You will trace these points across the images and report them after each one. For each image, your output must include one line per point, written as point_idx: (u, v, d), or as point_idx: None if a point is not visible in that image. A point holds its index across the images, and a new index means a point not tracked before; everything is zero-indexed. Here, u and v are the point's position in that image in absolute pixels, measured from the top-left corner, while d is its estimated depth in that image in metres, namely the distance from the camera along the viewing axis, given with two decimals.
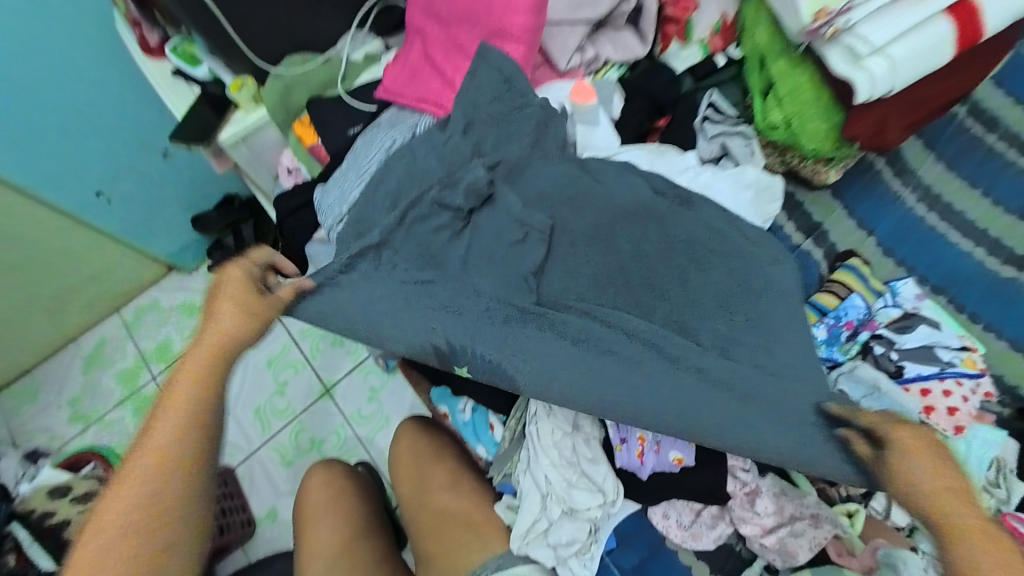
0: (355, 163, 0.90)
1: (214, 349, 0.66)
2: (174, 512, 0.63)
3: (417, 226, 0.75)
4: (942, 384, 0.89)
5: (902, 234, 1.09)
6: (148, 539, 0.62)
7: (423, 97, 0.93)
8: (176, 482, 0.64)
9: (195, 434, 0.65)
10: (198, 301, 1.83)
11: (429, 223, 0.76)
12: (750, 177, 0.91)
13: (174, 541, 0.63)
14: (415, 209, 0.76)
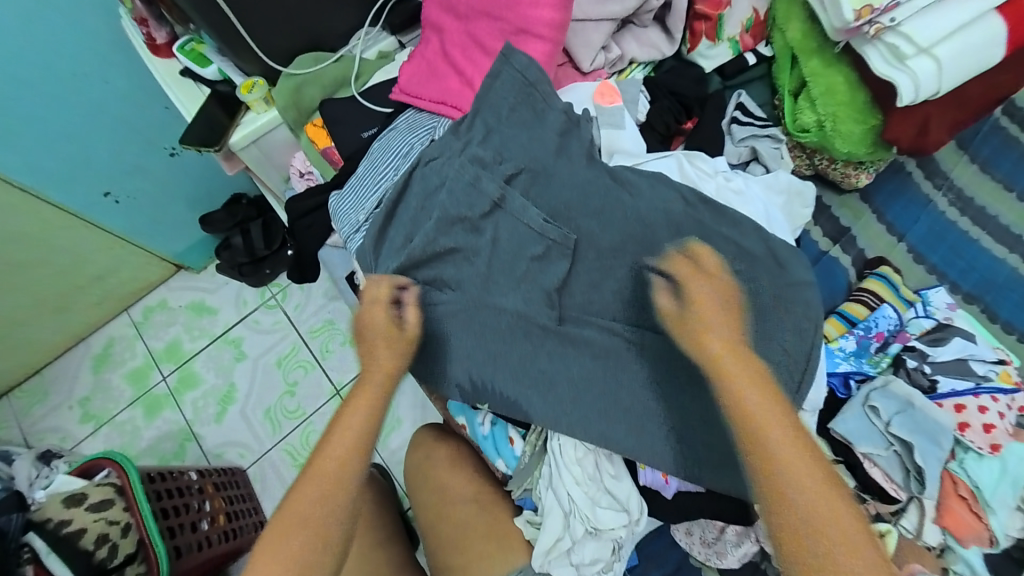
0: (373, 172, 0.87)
1: (382, 357, 0.72)
2: (343, 515, 0.65)
3: (454, 239, 0.79)
4: (978, 401, 0.85)
5: (933, 239, 1.04)
6: (312, 537, 0.63)
7: (440, 98, 0.89)
8: (348, 487, 0.66)
9: (361, 439, 0.68)
10: (206, 301, 1.81)
11: (458, 239, 0.79)
12: (783, 182, 0.87)
13: (324, 546, 0.63)
14: (446, 228, 0.78)
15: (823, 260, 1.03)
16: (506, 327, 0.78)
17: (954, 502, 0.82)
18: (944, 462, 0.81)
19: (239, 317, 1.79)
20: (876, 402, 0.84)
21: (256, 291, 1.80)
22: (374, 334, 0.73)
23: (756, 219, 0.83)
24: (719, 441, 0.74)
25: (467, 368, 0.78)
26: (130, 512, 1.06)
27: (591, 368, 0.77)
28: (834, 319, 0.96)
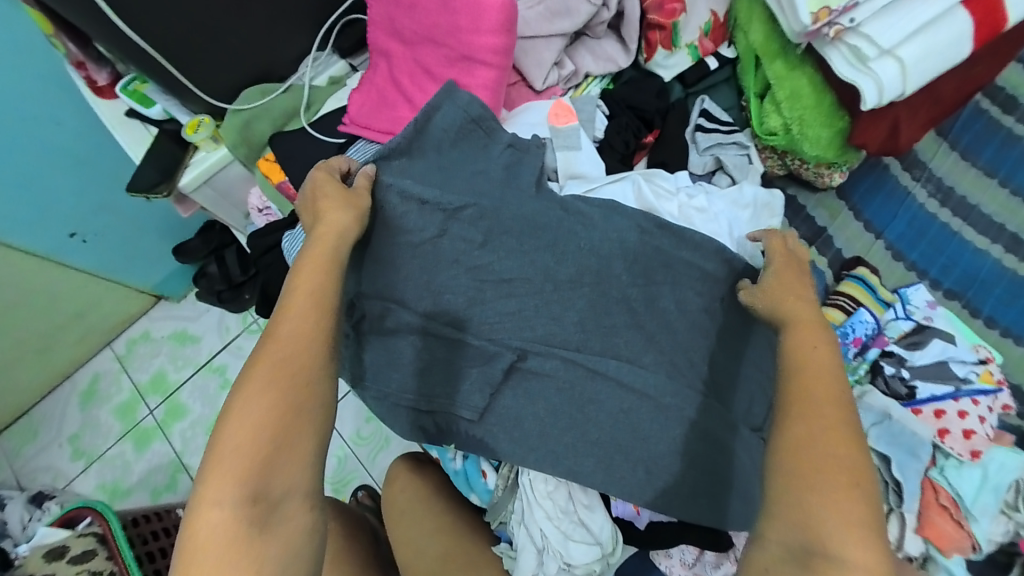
0: None
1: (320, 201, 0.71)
2: (312, 345, 0.62)
3: (413, 271, 0.76)
4: (957, 406, 0.82)
5: (914, 234, 1.00)
6: (283, 366, 0.60)
7: (391, 128, 0.86)
8: (310, 318, 0.63)
9: (316, 274, 0.66)
10: (188, 329, 1.80)
11: (414, 271, 0.76)
12: (749, 196, 0.83)
13: (297, 372, 0.60)
14: (403, 260, 0.76)
15: None
16: (465, 364, 0.76)
17: (934, 513, 0.79)
18: (924, 472, 0.80)
19: (222, 344, 1.77)
20: None
21: (238, 317, 1.79)
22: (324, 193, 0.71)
23: (719, 237, 0.80)
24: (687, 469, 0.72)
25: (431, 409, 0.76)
26: (113, 561, 1.06)
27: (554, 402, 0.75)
28: None
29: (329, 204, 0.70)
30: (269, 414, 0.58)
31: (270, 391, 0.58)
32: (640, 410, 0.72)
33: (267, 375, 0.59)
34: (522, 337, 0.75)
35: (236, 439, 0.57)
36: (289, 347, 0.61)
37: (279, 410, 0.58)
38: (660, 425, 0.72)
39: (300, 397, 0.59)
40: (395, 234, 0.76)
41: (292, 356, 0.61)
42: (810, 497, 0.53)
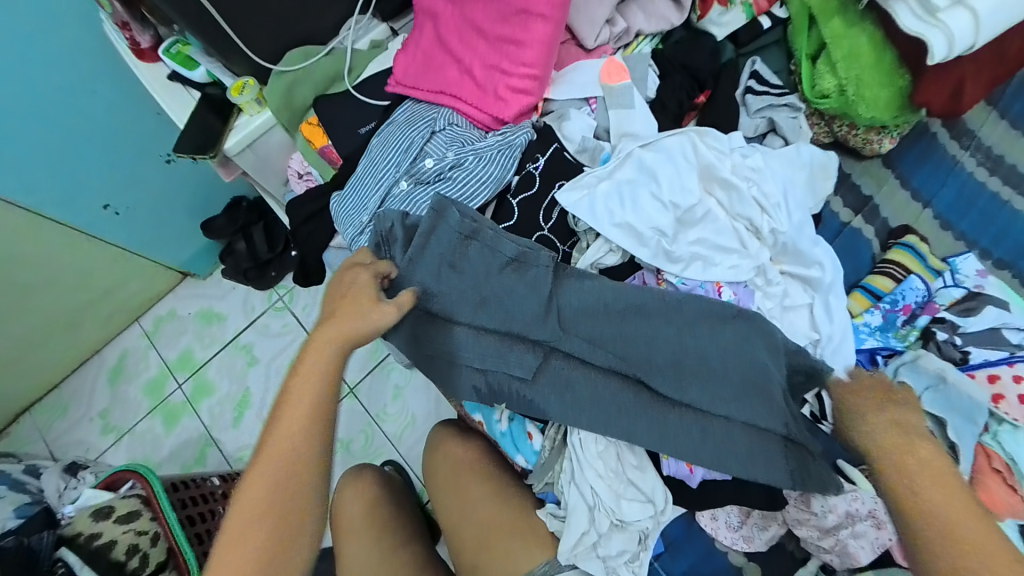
0: (362, 175, 0.82)
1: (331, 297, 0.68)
2: (305, 448, 0.64)
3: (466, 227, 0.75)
4: (1013, 371, 0.82)
5: (963, 203, 0.98)
6: (288, 458, 0.63)
7: (439, 88, 0.85)
8: (299, 414, 0.64)
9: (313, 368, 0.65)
10: (215, 308, 1.81)
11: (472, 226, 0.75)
12: (806, 156, 0.84)
13: (293, 473, 0.63)
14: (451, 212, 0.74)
15: (846, 232, 0.99)
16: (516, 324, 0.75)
17: (987, 477, 0.79)
18: (979, 436, 0.79)
19: (248, 322, 1.78)
20: (904, 378, 0.81)
21: (263, 296, 1.78)
22: (340, 293, 0.68)
23: (776, 196, 0.80)
24: (744, 430, 0.72)
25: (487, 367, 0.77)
26: (157, 522, 1.08)
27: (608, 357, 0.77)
28: (859, 293, 0.93)
29: (331, 304, 0.68)
30: (270, 506, 0.62)
31: (263, 491, 0.62)
32: (694, 372, 0.73)
33: (273, 463, 0.63)
34: (575, 299, 0.74)
35: (241, 523, 0.61)
36: (299, 424, 0.64)
37: (272, 503, 0.62)
38: (717, 390, 0.73)
39: (287, 503, 0.62)
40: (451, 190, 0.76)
41: (292, 455, 0.63)
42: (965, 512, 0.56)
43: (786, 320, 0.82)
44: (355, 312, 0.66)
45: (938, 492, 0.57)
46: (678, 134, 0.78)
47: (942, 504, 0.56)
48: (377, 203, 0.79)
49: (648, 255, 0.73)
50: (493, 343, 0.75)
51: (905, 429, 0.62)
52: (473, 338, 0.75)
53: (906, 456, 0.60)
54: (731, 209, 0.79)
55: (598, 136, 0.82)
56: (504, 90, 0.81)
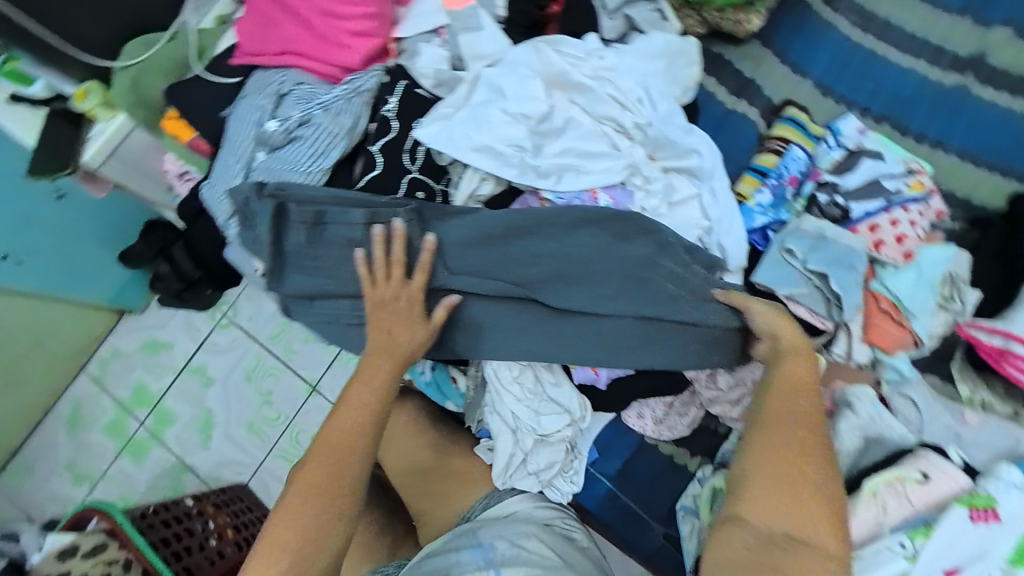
0: (219, 157, 0.80)
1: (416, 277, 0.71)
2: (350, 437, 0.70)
3: (326, 182, 0.74)
4: (889, 217, 0.86)
5: (838, 66, 1.02)
6: (334, 449, 0.69)
7: (281, 48, 0.82)
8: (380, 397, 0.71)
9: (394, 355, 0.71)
10: (158, 337, 1.77)
11: (345, 180, 0.75)
12: (660, 44, 0.83)
13: (333, 461, 0.69)
14: (309, 171, 0.73)
15: (730, 118, 1.00)
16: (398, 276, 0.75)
17: (878, 318, 0.84)
18: (864, 283, 0.83)
19: (195, 345, 1.75)
20: (790, 244, 0.84)
21: (206, 314, 1.76)
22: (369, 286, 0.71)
23: (636, 90, 0.79)
24: (639, 324, 0.74)
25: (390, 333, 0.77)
26: (126, 549, 1.08)
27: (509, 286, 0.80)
28: (748, 175, 0.94)
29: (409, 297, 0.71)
30: (315, 499, 0.67)
31: (315, 472, 0.68)
32: (583, 278, 0.75)
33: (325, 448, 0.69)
34: (457, 234, 0.74)
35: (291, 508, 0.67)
36: (338, 417, 0.71)
37: (325, 479, 0.68)
38: (608, 289, 0.75)
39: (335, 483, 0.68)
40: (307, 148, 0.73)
41: (344, 437, 0.69)
42: (803, 481, 0.61)
43: (675, 215, 0.86)
44: (397, 321, 0.71)
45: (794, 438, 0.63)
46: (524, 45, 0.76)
47: (779, 438, 0.63)
48: (236, 178, 0.77)
49: (515, 174, 0.73)
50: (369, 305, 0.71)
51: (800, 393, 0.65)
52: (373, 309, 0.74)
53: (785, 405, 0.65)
54: (593, 113, 0.79)
55: (453, 66, 0.80)
56: (348, 34, 0.78)
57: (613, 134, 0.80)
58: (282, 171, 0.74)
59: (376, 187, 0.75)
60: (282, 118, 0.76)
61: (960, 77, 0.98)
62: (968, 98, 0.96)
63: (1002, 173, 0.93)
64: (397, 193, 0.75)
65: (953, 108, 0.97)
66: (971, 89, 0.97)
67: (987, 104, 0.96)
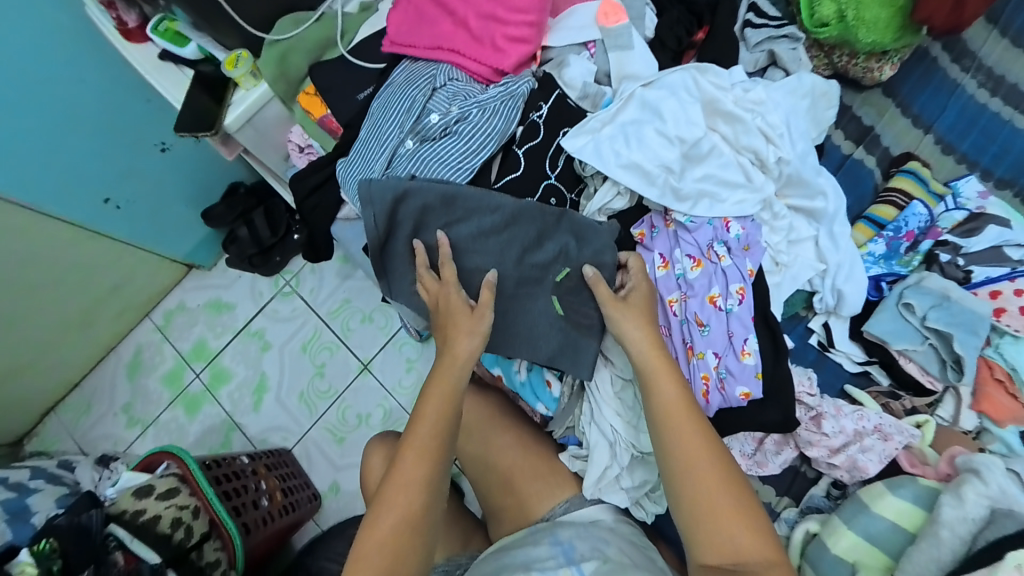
0: (360, 137, 0.82)
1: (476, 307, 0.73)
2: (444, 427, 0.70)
3: (469, 176, 0.76)
4: (1013, 286, 0.85)
5: (965, 125, 0.99)
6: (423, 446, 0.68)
7: (435, 44, 0.84)
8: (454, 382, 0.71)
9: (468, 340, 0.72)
10: (222, 297, 1.81)
11: (487, 180, 0.78)
12: (807, 84, 0.84)
13: (427, 456, 0.68)
14: (462, 164, 0.76)
15: (848, 164, 1.00)
16: (519, 275, 0.78)
17: (990, 386, 0.82)
18: (981, 349, 0.82)
19: (257, 309, 1.79)
20: (910, 299, 0.83)
21: (270, 281, 1.80)
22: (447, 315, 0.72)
23: (781, 125, 0.81)
24: (757, 357, 0.75)
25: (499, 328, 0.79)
26: (195, 496, 1.10)
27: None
28: (863, 224, 0.94)
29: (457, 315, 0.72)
30: (409, 498, 0.66)
31: (416, 467, 0.67)
32: (708, 307, 0.77)
33: (424, 444, 0.68)
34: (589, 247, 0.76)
35: (393, 508, 0.66)
36: (437, 409, 0.70)
37: (423, 475, 0.67)
38: (731, 321, 0.76)
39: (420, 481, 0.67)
40: (462, 143, 0.76)
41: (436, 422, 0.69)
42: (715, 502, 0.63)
43: (794, 254, 0.86)
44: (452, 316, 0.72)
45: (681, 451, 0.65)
46: (689, 69, 0.78)
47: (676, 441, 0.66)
48: (380, 161, 0.79)
49: (656, 194, 0.75)
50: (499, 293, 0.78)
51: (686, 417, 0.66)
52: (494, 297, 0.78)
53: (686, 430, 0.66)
54: (736, 142, 0.80)
55: (599, 81, 0.83)
56: (504, 39, 0.81)
57: (751, 166, 0.81)
58: (432, 161, 0.76)
59: (515, 188, 0.77)
60: (441, 112, 0.79)
61: None
62: None
63: None
64: (534, 196, 0.77)
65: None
66: None
67: None
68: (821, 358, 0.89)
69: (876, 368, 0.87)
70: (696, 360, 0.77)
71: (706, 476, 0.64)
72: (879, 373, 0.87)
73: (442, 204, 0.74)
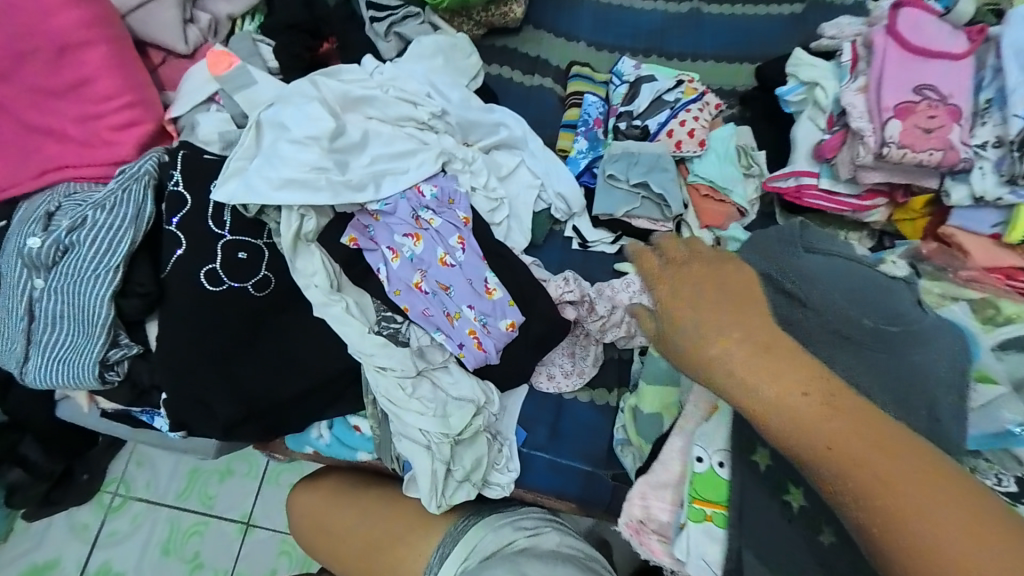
0: None
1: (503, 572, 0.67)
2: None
3: (108, 273, 0.66)
4: (678, 120, 0.99)
5: (599, 24, 1.20)
6: None
7: (46, 167, 0.76)
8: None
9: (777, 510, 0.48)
10: (35, 560, 1.40)
11: (148, 270, 0.69)
12: (431, 45, 0.91)
13: None
14: (97, 264, 0.65)
15: (530, 93, 1.13)
16: (237, 339, 0.71)
17: (703, 203, 0.94)
18: (679, 181, 0.93)
19: (88, 545, 1.41)
20: (611, 171, 0.92)
21: (91, 505, 1.44)
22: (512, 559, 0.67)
23: (422, 89, 0.86)
24: (504, 288, 0.78)
25: (249, 411, 0.72)
26: None
27: (384, 307, 0.79)
28: (564, 132, 1.05)
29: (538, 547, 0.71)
30: None
31: None
32: (442, 269, 0.78)
33: None
34: (307, 267, 0.75)
35: None
36: None
37: None
38: (466, 268, 0.78)
39: None
40: (88, 246, 0.66)
41: None
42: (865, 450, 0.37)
43: (510, 185, 0.93)
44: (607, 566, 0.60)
45: (814, 439, 0.39)
46: (313, 76, 0.80)
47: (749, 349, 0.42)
48: (15, 311, 0.67)
49: (328, 196, 0.73)
50: (218, 366, 0.70)
51: (842, 408, 0.39)
52: (223, 372, 0.70)
53: (880, 474, 0.37)
54: (391, 117, 0.82)
55: (238, 124, 0.80)
56: (117, 130, 0.76)
57: (417, 130, 0.84)
58: (66, 279, 0.66)
59: (186, 261, 0.70)
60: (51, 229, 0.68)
61: (689, 5, 1.21)
62: (702, 16, 1.19)
63: (740, 62, 1.14)
64: (210, 258, 0.71)
65: (700, 23, 1.20)
66: (715, 7, 1.20)
67: (716, 17, 1.20)
68: (586, 255, 0.95)
69: (625, 238, 0.94)
70: (459, 320, 0.77)
71: (841, 426, 0.38)
72: (630, 241, 0.94)
73: (94, 316, 0.65)
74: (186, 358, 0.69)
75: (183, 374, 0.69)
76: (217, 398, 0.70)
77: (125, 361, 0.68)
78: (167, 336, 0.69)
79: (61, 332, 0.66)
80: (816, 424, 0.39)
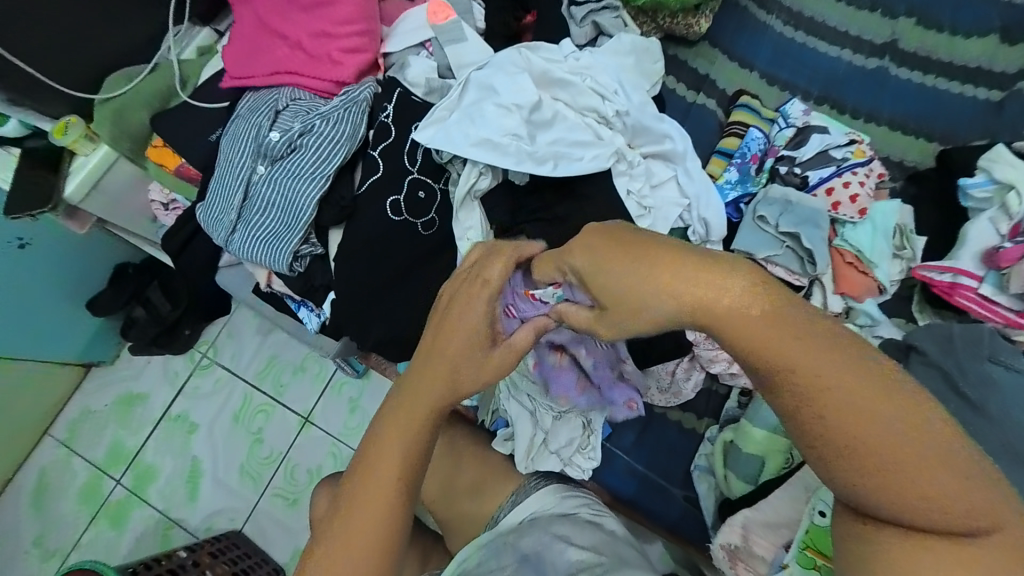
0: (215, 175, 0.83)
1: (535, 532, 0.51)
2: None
3: (322, 181, 0.76)
4: (842, 180, 0.97)
5: (778, 58, 1.13)
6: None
7: (273, 70, 0.86)
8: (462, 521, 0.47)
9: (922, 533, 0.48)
10: (132, 390, 1.60)
11: (347, 187, 0.79)
12: (628, 44, 0.93)
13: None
14: (315, 170, 0.76)
15: (692, 110, 1.12)
16: (400, 267, 0.79)
17: (845, 269, 0.93)
18: (828, 241, 0.93)
19: (174, 391, 1.59)
20: (762, 213, 0.93)
21: (184, 358, 1.61)
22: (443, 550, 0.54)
23: (611, 84, 0.89)
24: None
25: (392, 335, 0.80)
26: None
27: None
28: (717, 158, 1.04)
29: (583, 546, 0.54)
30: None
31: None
32: None
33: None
34: (472, 221, 0.81)
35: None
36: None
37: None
38: None
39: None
40: (311, 152, 0.76)
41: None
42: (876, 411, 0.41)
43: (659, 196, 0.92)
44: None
45: (849, 429, 0.41)
46: (517, 49, 0.84)
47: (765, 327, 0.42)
48: (237, 188, 0.79)
49: (512, 162, 0.78)
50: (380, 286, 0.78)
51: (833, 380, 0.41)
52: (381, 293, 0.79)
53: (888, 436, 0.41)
54: (577, 105, 0.87)
55: (442, 74, 0.87)
56: (342, 55, 0.85)
57: (597, 123, 0.87)
58: (287, 175, 0.77)
59: (379, 188, 0.79)
60: (283, 128, 0.79)
61: (879, 62, 1.10)
62: (889, 77, 1.08)
63: (923, 136, 1.04)
64: (397, 190, 0.80)
65: (884, 83, 1.09)
66: (913, 74, 1.08)
67: (904, 82, 1.08)
68: None
69: None
70: None
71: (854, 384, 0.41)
72: None
73: (300, 212, 0.76)
74: (358, 271, 0.78)
75: (352, 284, 0.78)
76: (372, 314, 0.79)
77: (309, 256, 0.79)
78: (347, 247, 0.78)
79: (269, 218, 0.77)
80: (844, 398, 0.41)
